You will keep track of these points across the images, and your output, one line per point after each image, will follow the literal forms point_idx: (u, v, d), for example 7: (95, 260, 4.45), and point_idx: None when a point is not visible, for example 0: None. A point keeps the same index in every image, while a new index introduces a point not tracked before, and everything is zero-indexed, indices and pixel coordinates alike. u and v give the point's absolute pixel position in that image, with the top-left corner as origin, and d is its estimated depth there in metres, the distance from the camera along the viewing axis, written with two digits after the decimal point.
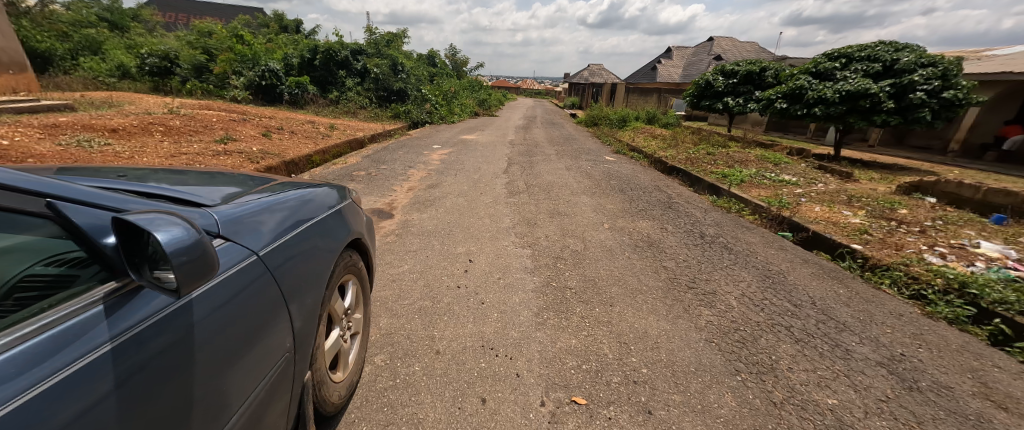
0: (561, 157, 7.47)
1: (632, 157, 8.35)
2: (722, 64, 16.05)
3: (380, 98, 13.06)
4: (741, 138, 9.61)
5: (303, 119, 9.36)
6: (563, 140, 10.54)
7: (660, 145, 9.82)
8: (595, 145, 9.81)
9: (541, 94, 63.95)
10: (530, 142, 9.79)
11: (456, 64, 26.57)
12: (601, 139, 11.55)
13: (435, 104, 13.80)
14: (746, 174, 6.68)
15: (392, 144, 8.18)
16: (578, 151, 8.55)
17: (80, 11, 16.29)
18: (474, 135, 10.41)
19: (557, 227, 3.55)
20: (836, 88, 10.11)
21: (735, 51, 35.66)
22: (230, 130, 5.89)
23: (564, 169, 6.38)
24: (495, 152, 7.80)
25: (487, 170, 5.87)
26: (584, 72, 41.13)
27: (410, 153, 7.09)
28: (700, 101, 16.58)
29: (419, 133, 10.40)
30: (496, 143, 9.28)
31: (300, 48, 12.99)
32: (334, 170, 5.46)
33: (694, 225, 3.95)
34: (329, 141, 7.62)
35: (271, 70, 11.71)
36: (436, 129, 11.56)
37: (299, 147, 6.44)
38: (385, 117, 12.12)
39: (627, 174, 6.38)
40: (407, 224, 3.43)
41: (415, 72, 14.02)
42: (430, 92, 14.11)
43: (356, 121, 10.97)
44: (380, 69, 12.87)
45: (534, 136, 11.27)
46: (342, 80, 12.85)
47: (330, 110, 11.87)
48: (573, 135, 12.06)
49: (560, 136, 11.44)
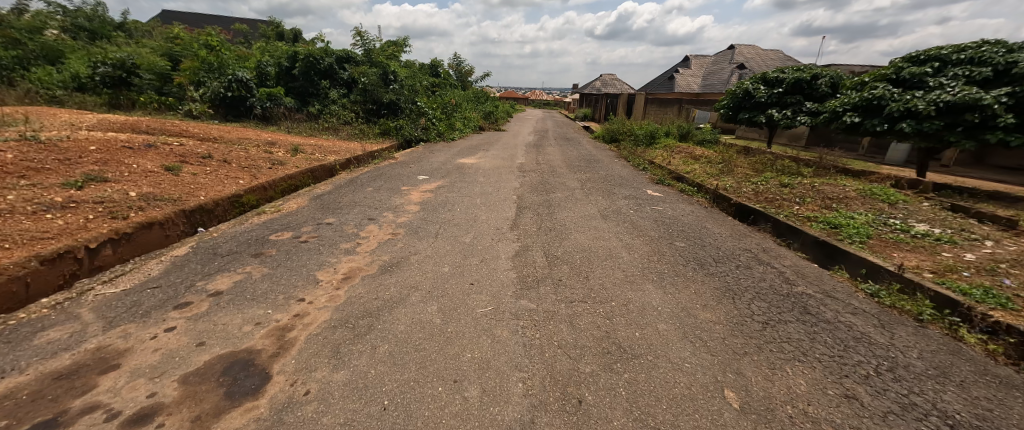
0: (587, 194, 5.51)
1: (680, 189, 6.35)
2: (764, 72, 14.15)
3: (368, 112, 11.34)
4: (814, 161, 7.54)
5: (262, 140, 7.55)
6: (584, 163, 8.62)
7: (707, 172, 7.81)
8: (624, 171, 7.84)
9: (549, 105, 62.74)
10: (544, 167, 7.89)
11: (461, 74, 25.14)
12: (629, 160, 9.68)
13: (432, 119, 12.00)
14: (860, 222, 4.63)
15: (366, 174, 6.34)
16: (607, 182, 6.59)
17: (51, 20, 15.19)
18: (475, 157, 8.55)
19: (629, 420, 1.54)
20: (929, 99, 7.94)
21: (756, 62, 33.74)
22: (112, 163, 4.07)
23: (597, 217, 4.44)
24: (498, 185, 5.89)
25: (487, 222, 4.02)
26: (596, 82, 39.46)
27: (382, 189, 5.18)
28: (737, 114, 14.59)
29: (408, 155, 8.59)
30: (501, 169, 7.40)
31: (277, 56, 11.40)
32: (247, 226, 3.54)
33: (907, 383, 1.88)
34: (280, 170, 5.77)
35: (240, 79, 10.06)
36: (429, 149, 9.72)
37: (222, 186, 4.58)
38: (372, 135, 10.38)
39: (688, 224, 4.40)
40: (280, 419, 1.45)
41: (410, 83, 12.29)
42: (428, 105, 12.31)
43: (335, 141, 9.23)
44: (368, 78, 11.18)
45: (548, 157, 9.39)
46: (325, 91, 11.21)
47: (307, 125, 10.16)
48: (593, 155, 10.15)
49: (579, 157, 9.52)
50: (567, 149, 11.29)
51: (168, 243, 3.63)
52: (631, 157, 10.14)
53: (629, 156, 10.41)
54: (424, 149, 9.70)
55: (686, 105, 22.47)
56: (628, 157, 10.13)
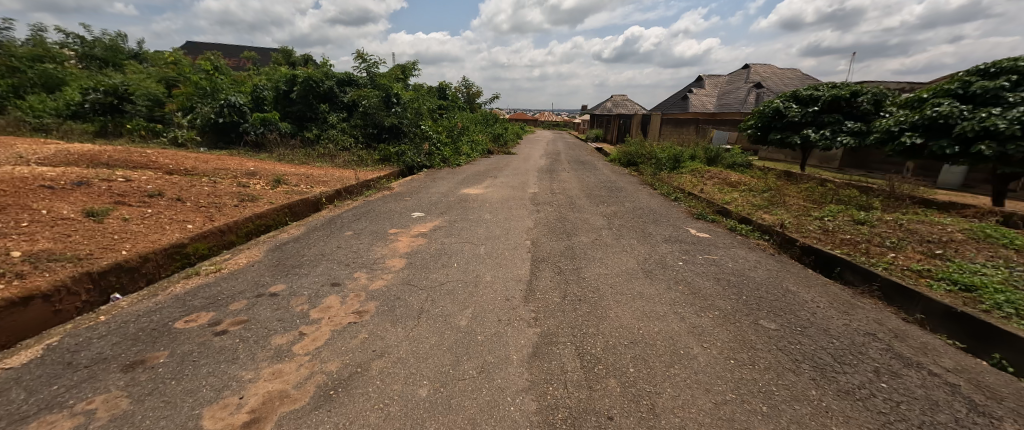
0: (619, 238, 4.43)
1: (730, 226, 5.24)
2: (795, 89, 13.16)
3: (369, 137, 10.57)
4: (883, 190, 6.34)
5: (241, 170, 6.72)
6: (605, 193, 7.59)
7: (752, 204, 6.67)
8: (653, 203, 6.76)
9: (559, 126, 62.79)
10: (560, 198, 6.87)
11: (470, 96, 24.71)
12: (657, 187, 8.63)
13: (437, 143, 11.17)
14: (996, 280, 3.40)
15: (352, 210, 5.39)
16: (638, 219, 5.51)
17: (56, 47, 15.01)
18: (482, 186, 7.58)
19: None
20: (1011, 116, 6.48)
21: (773, 81, 32.77)
22: (11, 211, 3.17)
23: (638, 274, 3.35)
24: (507, 224, 4.86)
25: (493, 287, 2.97)
26: (607, 103, 38.82)
27: (363, 233, 4.19)
28: (767, 134, 13.51)
29: (406, 184, 7.67)
30: (511, 201, 6.40)
31: (275, 79, 10.79)
32: (159, 301, 2.54)
33: None
34: (247, 208, 4.85)
35: (233, 104, 9.42)
36: (430, 176, 8.81)
37: (158, 234, 3.62)
38: (371, 161, 9.56)
39: (764, 285, 3.27)
40: None
41: (415, 106, 11.56)
42: (433, 128, 11.52)
43: (329, 169, 8.42)
44: (369, 101, 10.48)
45: (564, 185, 8.38)
46: (324, 116, 10.51)
47: (302, 152, 9.41)
48: (614, 182, 9.12)
49: (599, 185, 8.48)
50: (583, 175, 10.27)
51: (58, 322, 2.64)
52: (658, 184, 9.04)
53: (654, 182, 9.33)
54: (425, 177, 8.80)
55: (705, 126, 21.43)
56: (654, 184, 9.05)
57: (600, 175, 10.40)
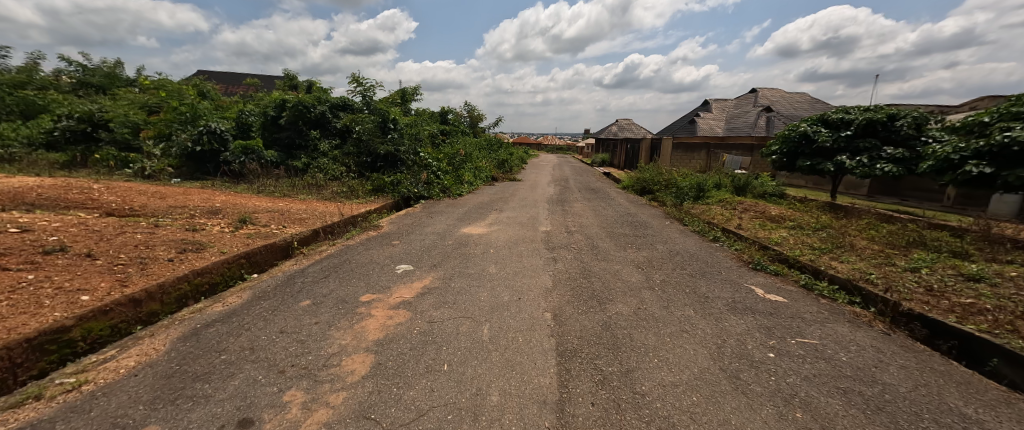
0: (670, 308, 3.30)
1: (802, 282, 4.10)
2: (823, 112, 12.25)
3: (362, 165, 9.65)
4: (973, 232, 5.22)
5: (202, 207, 5.71)
6: (630, 231, 6.50)
7: (810, 248, 5.53)
8: (691, 246, 5.64)
9: (563, 150, 62.66)
10: (579, 239, 5.78)
11: (474, 121, 24.15)
12: (686, 222, 7.52)
13: (437, 171, 10.20)
14: None
15: (323, 259, 4.32)
16: (681, 271, 4.40)
17: (43, 75, 14.39)
18: (486, 223, 6.54)
19: None
20: None
21: (782, 105, 32.23)
22: None
23: (722, 383, 2.21)
24: (518, 283, 3.76)
25: (502, 422, 1.84)
26: (613, 127, 38.28)
27: (322, 302, 3.10)
28: (794, 160, 12.49)
29: (397, 221, 6.63)
30: (520, 244, 5.33)
31: (263, 104, 10.00)
32: None
33: None
34: (183, 262, 3.77)
35: (212, 131, 8.52)
36: (427, 210, 7.83)
37: (22, 316, 2.53)
38: (362, 192, 8.61)
39: (921, 405, 2.11)
40: None
41: (414, 132, 10.72)
42: (433, 155, 10.61)
43: (313, 202, 7.45)
44: (363, 127, 9.65)
45: (580, 219, 7.30)
46: (314, 143, 9.65)
47: (286, 182, 8.44)
48: (635, 216, 8.04)
49: (620, 221, 7.39)
50: (599, 206, 9.21)
51: None
52: (686, 217, 7.94)
53: (681, 215, 8.24)
54: (421, 210, 7.80)
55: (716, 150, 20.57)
56: (681, 217, 7.94)
57: (618, 207, 9.34)
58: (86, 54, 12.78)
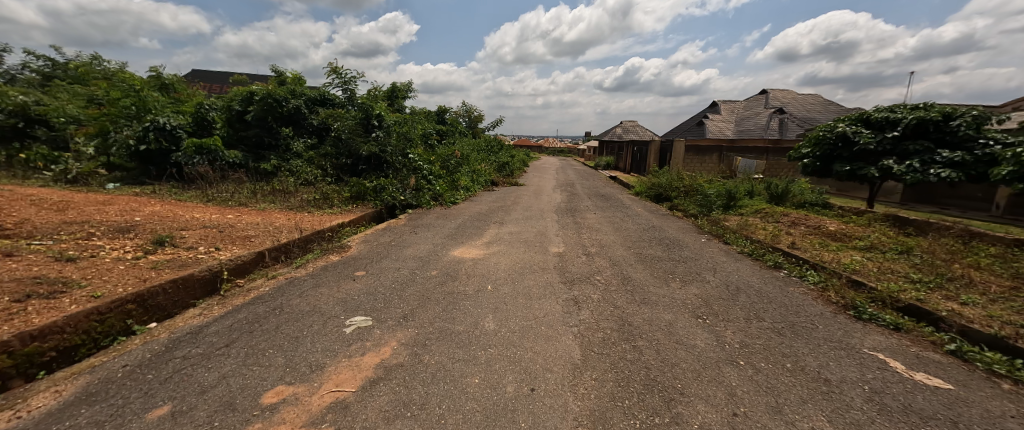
0: (788, 413, 1.95)
1: (946, 345, 2.79)
2: (863, 111, 10.97)
3: (340, 168, 8.33)
4: None
5: (113, 223, 4.39)
6: (662, 253, 5.17)
7: (909, 281, 4.20)
8: (751, 278, 4.29)
9: (564, 152, 61.51)
10: (603, 265, 4.45)
11: (473, 121, 22.88)
12: (727, 240, 6.20)
13: (429, 175, 8.88)
14: None
15: (243, 303, 2.98)
16: (760, 323, 3.05)
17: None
18: (483, 242, 5.23)
19: None
20: None
21: (794, 107, 31.03)
22: None
23: None
24: (528, 354, 2.43)
25: None
26: (616, 128, 36.99)
27: (188, 412, 1.76)
28: (830, 165, 11.19)
29: (370, 238, 5.30)
30: (528, 274, 4.01)
31: (228, 97, 8.68)
32: None
33: None
34: (10, 321, 2.43)
35: (161, 127, 7.17)
36: (411, 222, 6.51)
37: None
38: (339, 200, 7.30)
39: None
40: None
41: (403, 131, 9.44)
42: (425, 156, 9.28)
43: (274, 212, 6.15)
44: (343, 124, 8.35)
45: (597, 237, 5.95)
46: (285, 142, 8.33)
47: (246, 187, 7.10)
48: (662, 231, 6.73)
49: (646, 238, 6.07)
50: (616, 217, 7.88)
51: None
52: (724, 232, 6.61)
53: (716, 230, 6.91)
54: (405, 222, 6.48)
55: (731, 155, 19.30)
56: (718, 232, 6.61)
57: (638, 218, 8.00)
58: (56, 47, 12.98)
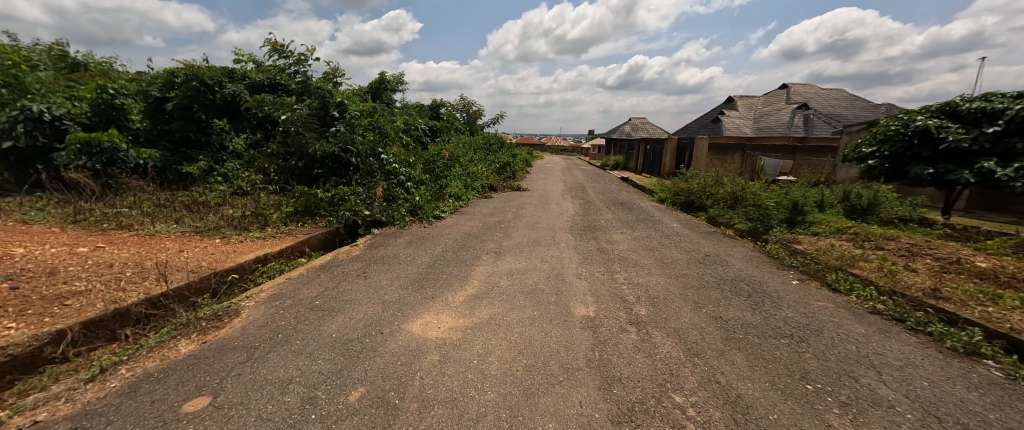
0: None
1: None
2: (947, 102, 9.04)
3: (290, 173, 6.36)
4: None
5: None
6: (758, 320, 3.17)
7: None
8: (964, 391, 2.27)
9: (568, 151, 59.76)
10: (677, 360, 2.45)
11: (471, 117, 20.97)
12: (830, 279, 4.26)
13: (407, 181, 6.88)
14: None
15: None
16: None
17: None
18: (467, 296, 3.28)
19: None
20: None
21: (816, 104, 28.90)
22: None
23: None
24: None
25: None
26: (625, 126, 34.86)
27: None
28: (904, 165, 9.34)
29: (286, 288, 3.31)
30: (545, 393, 2.06)
31: (147, 80, 6.69)
32: None
33: None
34: None
35: (35, 116, 5.21)
36: (368, 253, 4.52)
37: None
38: (276, 215, 5.31)
39: None
40: None
41: (378, 126, 7.47)
42: (404, 157, 7.28)
43: (166, 239, 4.21)
44: (293, 114, 6.42)
45: (641, 280, 3.95)
46: (218, 138, 6.39)
47: (149, 198, 5.15)
48: (726, 265, 4.72)
49: (711, 281, 4.06)
50: (654, 240, 5.86)
51: None
52: (822, 267, 4.58)
53: (802, 262, 4.89)
54: (358, 254, 4.48)
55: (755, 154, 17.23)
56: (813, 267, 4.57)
57: (682, 241, 5.98)
58: None
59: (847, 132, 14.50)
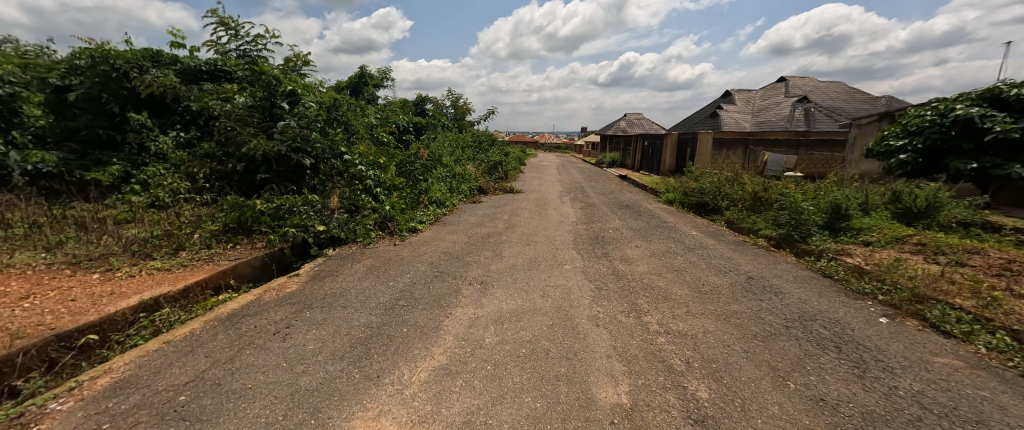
0: None
1: None
2: (990, 89, 8.09)
3: (227, 178, 5.09)
4: None
5: None
6: (889, 406, 2.03)
7: None
8: None
9: (562, 149, 58.75)
10: None
11: (459, 113, 19.73)
12: (930, 312, 3.18)
13: (376, 187, 5.67)
14: None
15: None
16: None
17: None
18: (431, 374, 2.12)
19: None
20: None
21: (816, 97, 28.15)
22: None
23: None
24: None
25: None
26: (620, 122, 33.86)
27: None
28: (941, 159, 8.38)
29: (149, 368, 2.10)
30: None
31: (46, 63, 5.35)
32: None
33: None
34: None
35: None
36: (306, 289, 3.30)
37: None
38: (196, 236, 4.06)
39: None
40: None
41: (340, 121, 6.24)
42: (374, 156, 6.05)
43: (14, 278, 2.97)
44: (230, 104, 5.16)
45: (687, 329, 2.80)
46: (136, 137, 5.11)
47: (21, 216, 3.87)
48: (787, 297, 3.59)
49: (781, 327, 2.92)
50: (680, 258, 4.72)
51: None
52: (917, 296, 3.45)
53: (877, 288, 3.80)
54: (291, 292, 3.25)
55: (760, 150, 16.30)
56: (905, 295, 3.44)
57: (714, 257, 4.85)
58: None
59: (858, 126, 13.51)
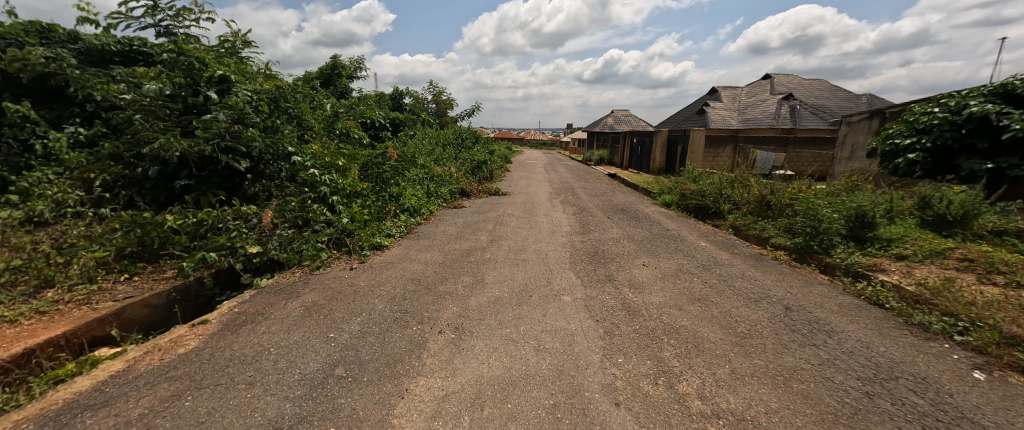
0: None
1: None
2: (1003, 84, 7.64)
3: (139, 185, 4.05)
4: None
5: None
6: None
7: None
8: None
9: (547, 146, 58.16)
10: None
11: (441, 108, 18.67)
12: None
13: (331, 194, 4.70)
14: None
15: None
16: None
17: None
18: None
19: None
20: None
21: (801, 95, 28.14)
22: None
23: None
24: None
25: None
26: (607, 119, 33.28)
27: None
28: (951, 159, 7.92)
29: None
30: None
31: None
32: None
33: None
34: None
35: None
36: (205, 349, 2.34)
37: None
38: (75, 266, 3.04)
39: None
40: None
41: (291, 115, 5.24)
42: (331, 156, 5.09)
43: None
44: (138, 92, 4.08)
45: (741, 408, 1.99)
46: (14, 134, 3.99)
47: None
48: (845, 340, 2.83)
49: (865, 398, 2.13)
50: (699, 281, 3.95)
51: None
52: (1009, 336, 2.73)
53: (945, 320, 3.09)
54: (181, 354, 2.29)
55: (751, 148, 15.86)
56: (995, 337, 2.71)
57: (737, 279, 4.09)
58: None
59: (849, 124, 12.61)
